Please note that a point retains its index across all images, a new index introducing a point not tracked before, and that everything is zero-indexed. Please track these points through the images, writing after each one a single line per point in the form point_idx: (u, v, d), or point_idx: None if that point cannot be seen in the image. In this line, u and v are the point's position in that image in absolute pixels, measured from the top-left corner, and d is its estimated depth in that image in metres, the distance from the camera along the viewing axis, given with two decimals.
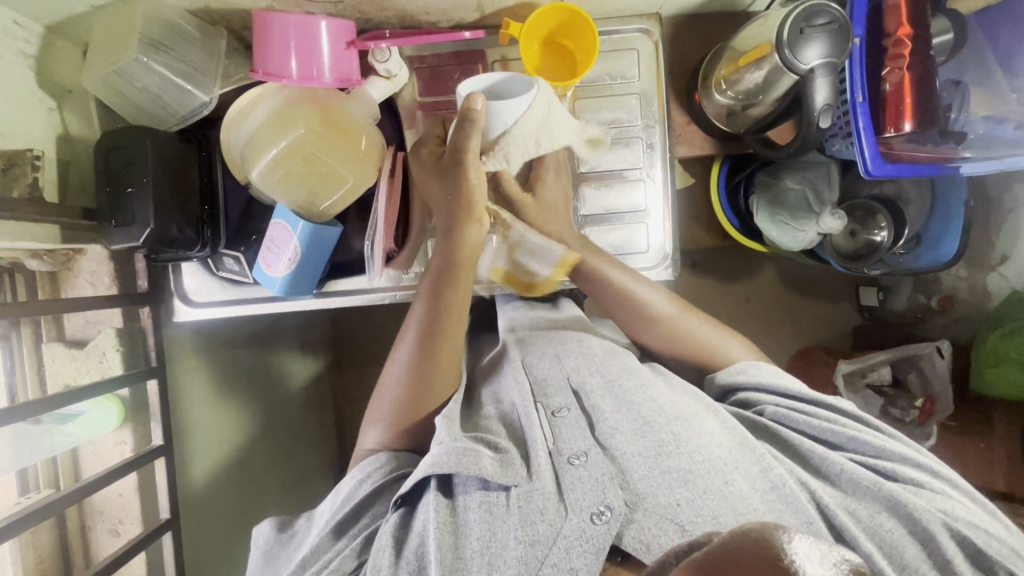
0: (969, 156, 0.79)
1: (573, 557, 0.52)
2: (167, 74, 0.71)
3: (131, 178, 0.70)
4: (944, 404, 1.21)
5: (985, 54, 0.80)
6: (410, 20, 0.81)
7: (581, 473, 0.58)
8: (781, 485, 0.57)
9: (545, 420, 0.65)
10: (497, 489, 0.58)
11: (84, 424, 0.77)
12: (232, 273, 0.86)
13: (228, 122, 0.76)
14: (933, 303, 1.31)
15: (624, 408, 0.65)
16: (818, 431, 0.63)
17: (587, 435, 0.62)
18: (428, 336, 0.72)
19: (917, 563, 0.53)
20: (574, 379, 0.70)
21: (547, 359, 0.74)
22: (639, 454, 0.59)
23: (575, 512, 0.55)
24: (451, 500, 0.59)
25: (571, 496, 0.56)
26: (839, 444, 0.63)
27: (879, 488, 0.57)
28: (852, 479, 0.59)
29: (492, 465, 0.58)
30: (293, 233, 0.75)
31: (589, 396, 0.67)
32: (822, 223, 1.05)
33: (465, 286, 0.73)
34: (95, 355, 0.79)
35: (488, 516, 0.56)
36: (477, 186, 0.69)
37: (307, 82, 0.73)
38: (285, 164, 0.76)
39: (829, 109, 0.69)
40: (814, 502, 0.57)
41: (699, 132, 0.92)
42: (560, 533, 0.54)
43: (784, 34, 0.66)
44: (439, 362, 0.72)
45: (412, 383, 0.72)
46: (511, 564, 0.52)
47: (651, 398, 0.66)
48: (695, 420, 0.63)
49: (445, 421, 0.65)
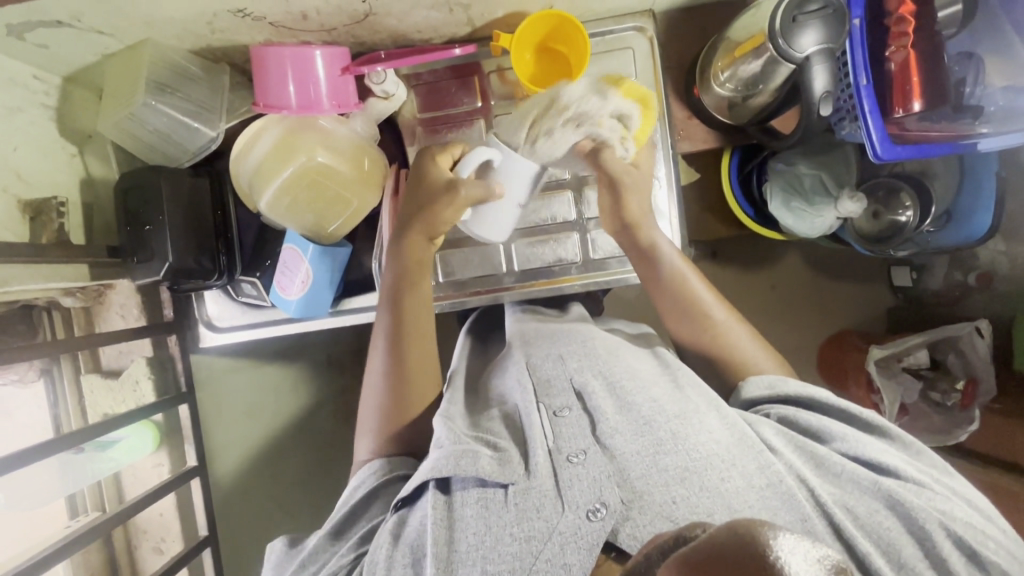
0: (987, 132, 0.74)
1: (567, 553, 0.53)
2: (174, 113, 0.74)
3: (149, 215, 0.73)
4: (987, 385, 1.18)
5: (1000, 22, 0.74)
6: (402, 40, 0.83)
7: (579, 470, 0.58)
8: (778, 482, 0.56)
9: (546, 420, 0.64)
10: (495, 486, 0.59)
11: (123, 450, 0.81)
12: (252, 298, 0.87)
13: (235, 156, 0.77)
14: (970, 280, 1.25)
15: (624, 407, 0.64)
16: (823, 431, 0.62)
17: (586, 433, 0.62)
18: (395, 334, 0.75)
19: (915, 562, 0.52)
20: (577, 381, 0.68)
21: (550, 359, 0.72)
22: (637, 452, 0.59)
23: (571, 508, 0.55)
24: (447, 496, 0.60)
25: (567, 492, 0.56)
26: (835, 437, 0.61)
27: (879, 488, 0.56)
28: (853, 478, 0.57)
29: (489, 464, 0.59)
30: (304, 256, 0.79)
31: (590, 396, 0.66)
32: (840, 207, 1.06)
33: (421, 286, 0.77)
34: (129, 384, 0.84)
35: (484, 512, 0.57)
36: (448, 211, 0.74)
37: (306, 110, 0.74)
38: (291, 190, 0.76)
39: (827, 97, 0.66)
40: (812, 498, 0.56)
41: (701, 126, 0.89)
42: (555, 529, 0.54)
43: (776, 23, 0.64)
44: (412, 381, 0.74)
45: (384, 390, 0.74)
46: (506, 558, 0.53)
47: (652, 397, 0.65)
48: (695, 418, 0.62)
49: (445, 421, 0.66)
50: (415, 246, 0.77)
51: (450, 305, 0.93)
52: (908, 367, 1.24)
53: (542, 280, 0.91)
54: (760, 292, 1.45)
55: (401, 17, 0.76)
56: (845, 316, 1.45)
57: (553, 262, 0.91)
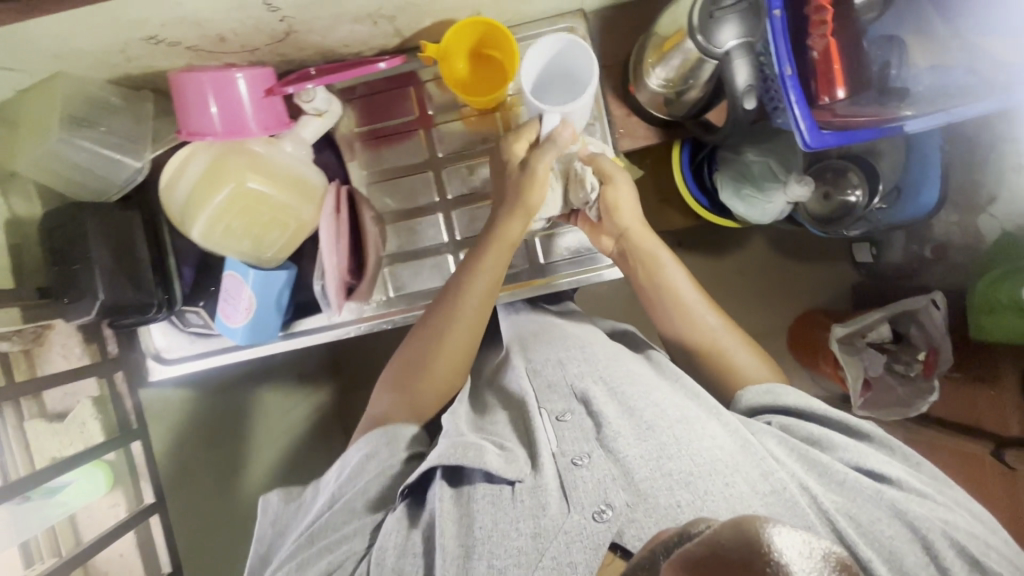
0: (913, 113, 0.73)
1: (572, 552, 0.53)
2: (95, 147, 0.72)
3: (76, 255, 0.71)
4: (946, 353, 1.18)
5: (923, 5, 0.76)
6: (331, 55, 0.81)
7: (583, 474, 0.58)
8: (781, 489, 0.56)
9: (549, 424, 0.64)
10: (501, 483, 0.59)
11: (74, 492, 0.79)
12: (201, 327, 0.88)
13: (165, 186, 0.75)
14: (926, 252, 1.24)
15: (626, 411, 0.63)
16: (825, 438, 0.62)
17: (590, 437, 0.61)
18: (445, 316, 0.74)
19: (915, 567, 0.53)
20: (578, 386, 0.68)
21: (550, 363, 0.72)
22: (641, 455, 0.58)
23: (576, 509, 0.55)
24: (456, 488, 0.61)
25: (573, 493, 0.56)
26: (838, 447, 0.61)
27: (882, 496, 0.56)
28: (856, 485, 0.58)
29: (496, 460, 0.60)
30: (245, 282, 0.77)
31: (594, 401, 0.65)
32: (788, 191, 1.05)
33: (487, 275, 0.75)
34: (75, 425, 0.80)
35: (491, 508, 0.57)
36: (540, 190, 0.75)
37: (233, 135, 0.73)
38: (224, 218, 0.74)
39: (751, 90, 0.68)
40: (816, 506, 0.56)
41: (641, 123, 0.89)
42: (561, 528, 0.54)
43: (694, 20, 0.67)
44: (446, 361, 0.74)
45: (408, 366, 0.75)
46: (512, 553, 0.54)
47: (653, 402, 0.64)
48: (697, 424, 0.61)
49: (451, 418, 0.69)
50: (507, 228, 0.75)
51: (405, 319, 0.89)
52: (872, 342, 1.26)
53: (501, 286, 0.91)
54: (727, 275, 1.47)
55: (324, 33, 0.75)
56: (810, 296, 1.47)
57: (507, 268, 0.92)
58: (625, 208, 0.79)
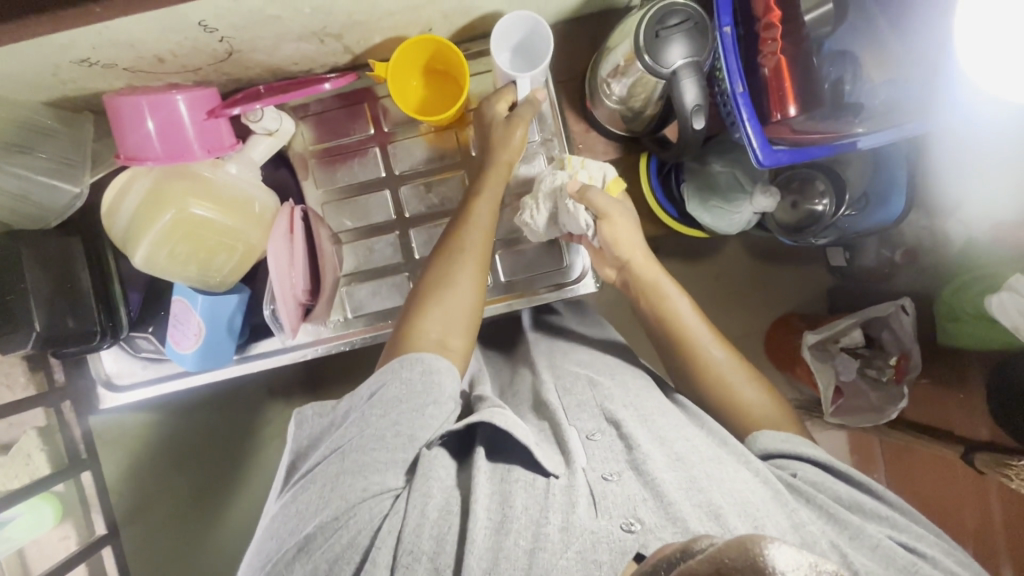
0: (866, 129, 0.73)
1: (597, 551, 0.50)
2: (27, 174, 0.69)
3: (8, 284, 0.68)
4: (917, 360, 1.20)
5: (875, 19, 0.77)
6: (280, 73, 0.80)
7: (613, 488, 0.56)
8: (812, 543, 0.55)
9: (580, 442, 0.63)
10: (539, 477, 0.58)
11: (20, 526, 0.75)
12: (153, 352, 0.85)
13: (109, 208, 0.73)
14: (897, 257, 1.24)
15: (659, 440, 0.63)
16: (858, 501, 0.62)
17: (622, 457, 0.60)
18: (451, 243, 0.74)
19: None
20: (608, 408, 0.67)
21: (581, 386, 0.71)
22: (675, 482, 0.57)
23: (605, 516, 0.53)
24: (492, 468, 0.60)
25: (603, 501, 0.55)
26: (869, 513, 0.61)
27: (915, 571, 0.56)
28: (888, 554, 0.57)
29: (539, 452, 0.59)
30: (193, 308, 0.76)
31: (627, 425, 0.64)
32: (755, 202, 1.05)
33: (490, 195, 0.75)
34: (21, 458, 0.78)
35: (525, 498, 0.55)
36: (512, 140, 0.76)
37: (175, 158, 0.71)
38: (167, 243, 0.71)
39: (699, 110, 0.65)
40: (847, 565, 0.54)
41: (599, 139, 0.88)
42: (588, 529, 0.52)
43: (640, 39, 0.63)
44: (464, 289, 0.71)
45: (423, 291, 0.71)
46: (542, 540, 0.52)
47: (687, 439, 0.63)
48: (729, 465, 0.61)
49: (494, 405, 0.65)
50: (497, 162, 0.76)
51: (368, 339, 0.87)
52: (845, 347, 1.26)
53: None
54: (703, 282, 1.46)
55: (269, 52, 0.73)
56: (785, 302, 1.47)
57: None
58: (619, 222, 0.75)
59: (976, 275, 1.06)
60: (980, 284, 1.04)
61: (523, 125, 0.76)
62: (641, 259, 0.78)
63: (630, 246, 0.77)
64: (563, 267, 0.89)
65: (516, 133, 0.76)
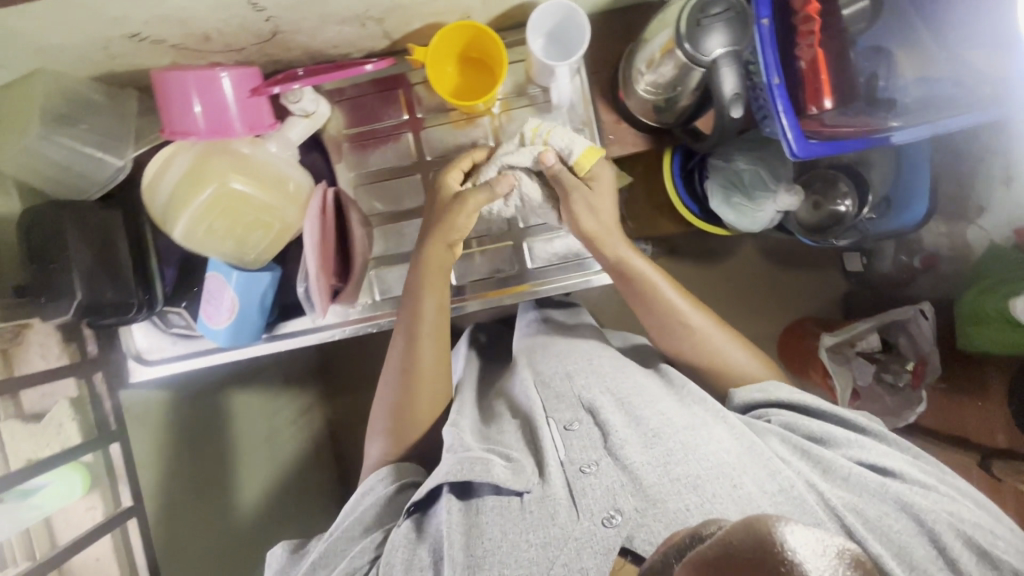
0: (900, 125, 0.74)
1: (583, 557, 0.54)
2: (76, 145, 0.71)
3: (54, 253, 0.69)
4: (934, 365, 1.18)
5: (910, 16, 0.77)
6: (319, 56, 0.81)
7: (592, 480, 0.59)
8: (789, 488, 0.57)
9: (558, 435, 0.65)
10: (510, 494, 0.61)
11: (50, 495, 0.76)
12: (182, 329, 0.88)
13: (147, 184, 0.73)
14: (916, 262, 1.25)
15: (634, 420, 0.65)
16: (824, 434, 0.65)
17: (597, 445, 0.63)
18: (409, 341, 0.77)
19: (927, 562, 0.54)
20: (586, 397, 0.69)
21: (558, 375, 0.73)
22: (647, 462, 0.59)
23: (586, 516, 0.57)
24: (466, 501, 0.62)
25: (582, 500, 0.58)
26: (839, 443, 0.64)
27: (885, 489, 0.59)
28: (859, 480, 0.60)
29: (504, 472, 0.61)
30: (227, 283, 0.77)
31: (601, 411, 0.66)
32: (779, 200, 1.06)
33: (437, 299, 0.78)
34: (53, 428, 0.79)
35: (501, 519, 0.59)
36: (462, 221, 0.76)
37: (217, 134, 0.72)
38: (206, 218, 0.73)
39: (737, 98, 0.66)
40: (823, 502, 0.58)
41: (630, 130, 0.88)
42: (571, 535, 0.56)
43: (681, 28, 0.64)
44: (422, 393, 0.76)
45: (395, 393, 0.77)
46: (524, 563, 0.55)
47: (659, 410, 0.65)
48: (704, 429, 0.63)
49: (454, 430, 0.69)
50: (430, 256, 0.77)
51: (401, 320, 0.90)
52: (861, 351, 1.25)
53: (489, 290, 0.91)
54: (714, 283, 1.47)
55: (311, 33, 0.74)
56: (801, 304, 1.47)
57: (491, 273, 0.91)
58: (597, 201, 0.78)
59: (1000, 278, 1.06)
60: (1003, 288, 1.04)
61: (471, 208, 0.75)
62: (627, 246, 0.79)
63: (605, 213, 0.78)
64: (588, 257, 0.90)
65: (461, 221, 0.75)
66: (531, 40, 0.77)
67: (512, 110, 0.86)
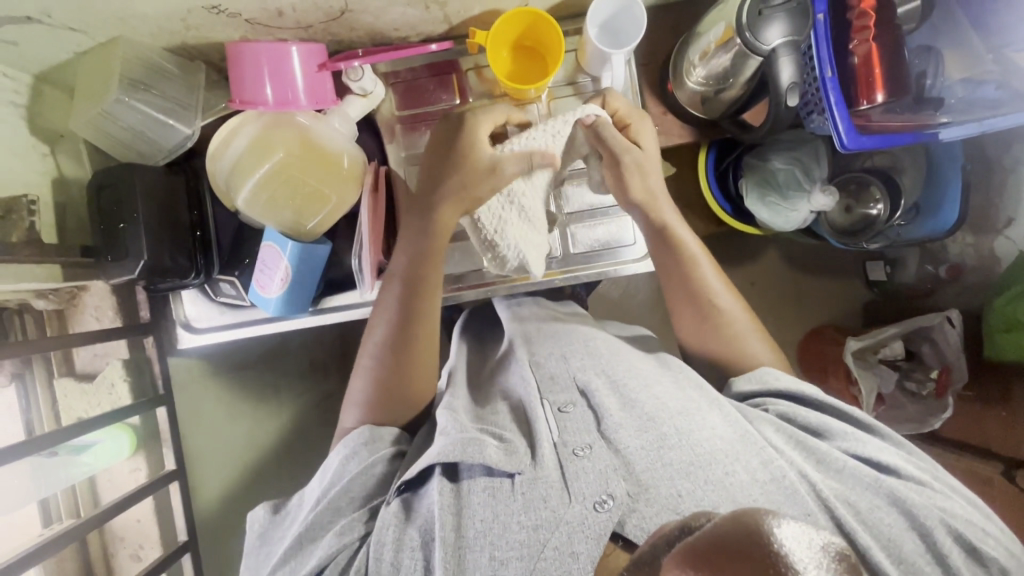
0: (947, 121, 0.76)
1: (575, 542, 0.53)
2: (149, 111, 0.74)
3: (123, 214, 0.72)
4: (960, 373, 1.17)
5: (959, 20, 0.79)
6: (380, 37, 0.83)
7: (585, 464, 0.58)
8: (781, 477, 0.57)
9: (552, 416, 0.65)
10: (502, 476, 0.60)
11: (98, 454, 0.80)
12: (230, 298, 0.86)
13: (212, 154, 0.78)
14: (941, 273, 1.25)
15: (628, 405, 0.65)
16: (820, 426, 0.65)
17: (591, 428, 0.62)
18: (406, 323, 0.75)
19: (915, 557, 0.54)
20: (581, 379, 0.69)
21: (553, 358, 0.73)
22: (642, 447, 0.59)
23: (579, 500, 0.55)
24: (455, 483, 0.60)
25: (574, 484, 0.57)
26: (835, 435, 0.64)
27: (880, 484, 0.58)
28: (854, 473, 0.60)
29: (496, 453, 0.60)
30: (283, 254, 0.78)
31: (594, 394, 0.66)
32: (813, 201, 1.07)
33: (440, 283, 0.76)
34: (104, 387, 0.83)
35: (492, 500, 0.57)
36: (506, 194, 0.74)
37: (284, 107, 0.75)
38: (270, 187, 0.77)
39: (793, 87, 0.68)
40: (815, 494, 0.57)
41: (677, 121, 0.90)
42: (562, 519, 0.54)
43: (743, 17, 0.66)
44: (417, 368, 0.76)
45: (383, 370, 0.75)
46: (513, 546, 0.54)
47: (654, 395, 0.66)
48: (698, 414, 0.63)
49: (450, 414, 0.67)
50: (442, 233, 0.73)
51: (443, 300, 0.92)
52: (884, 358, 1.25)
53: (525, 275, 0.92)
54: None
55: (377, 14, 0.76)
56: None
57: None
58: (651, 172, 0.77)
59: None
60: None
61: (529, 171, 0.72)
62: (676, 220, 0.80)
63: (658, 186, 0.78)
64: (626, 245, 0.92)
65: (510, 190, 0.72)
66: (587, 29, 0.78)
67: (561, 99, 0.89)
